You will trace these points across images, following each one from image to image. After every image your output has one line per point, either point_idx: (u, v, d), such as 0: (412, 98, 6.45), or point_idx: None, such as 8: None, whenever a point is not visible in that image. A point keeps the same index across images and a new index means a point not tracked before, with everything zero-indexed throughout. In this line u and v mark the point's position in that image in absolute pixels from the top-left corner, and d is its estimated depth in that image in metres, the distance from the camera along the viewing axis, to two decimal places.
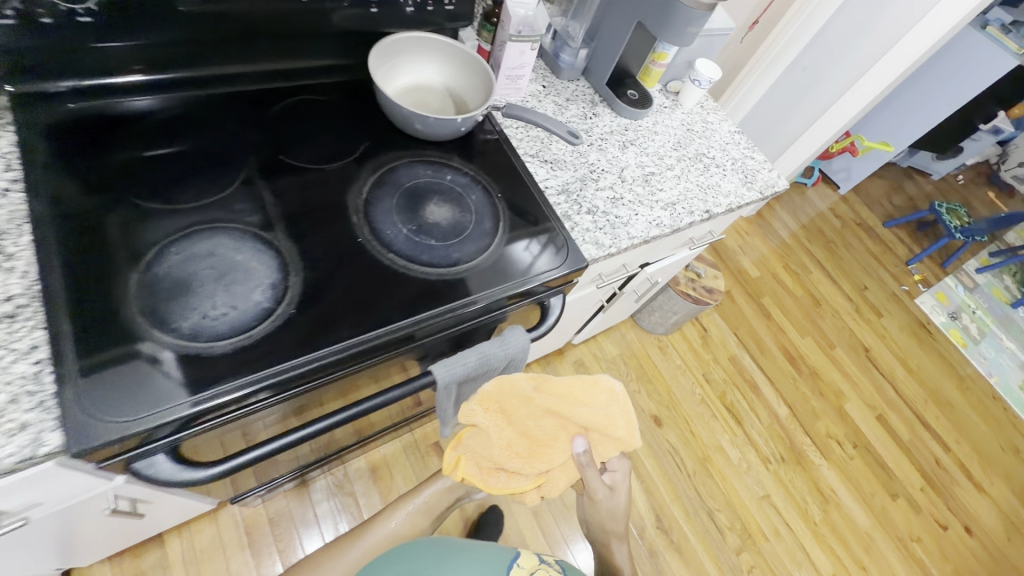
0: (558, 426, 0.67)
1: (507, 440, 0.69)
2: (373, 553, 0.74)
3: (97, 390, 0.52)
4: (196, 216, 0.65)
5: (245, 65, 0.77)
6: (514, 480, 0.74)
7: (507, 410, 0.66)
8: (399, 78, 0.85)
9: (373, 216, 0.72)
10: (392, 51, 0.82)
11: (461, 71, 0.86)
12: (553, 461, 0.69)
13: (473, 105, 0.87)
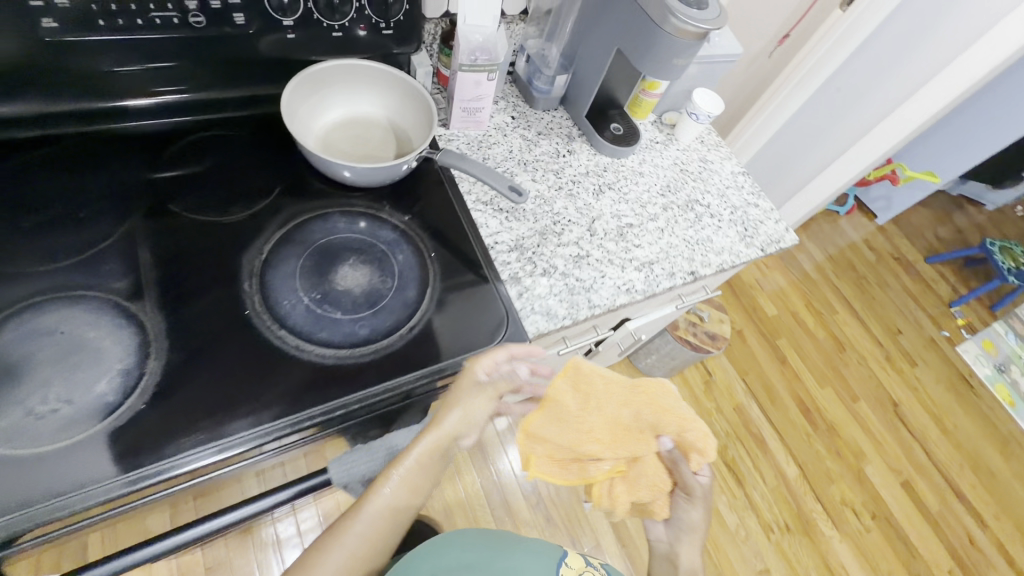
0: (651, 411, 0.61)
1: (590, 425, 0.63)
2: (379, 532, 0.57)
3: None
4: (50, 281, 0.55)
5: (134, 99, 0.65)
6: (592, 474, 0.65)
7: (599, 381, 0.63)
8: (334, 110, 0.74)
9: (269, 281, 0.61)
10: (321, 80, 0.70)
11: (404, 103, 0.74)
12: (641, 453, 0.62)
13: (416, 143, 0.75)
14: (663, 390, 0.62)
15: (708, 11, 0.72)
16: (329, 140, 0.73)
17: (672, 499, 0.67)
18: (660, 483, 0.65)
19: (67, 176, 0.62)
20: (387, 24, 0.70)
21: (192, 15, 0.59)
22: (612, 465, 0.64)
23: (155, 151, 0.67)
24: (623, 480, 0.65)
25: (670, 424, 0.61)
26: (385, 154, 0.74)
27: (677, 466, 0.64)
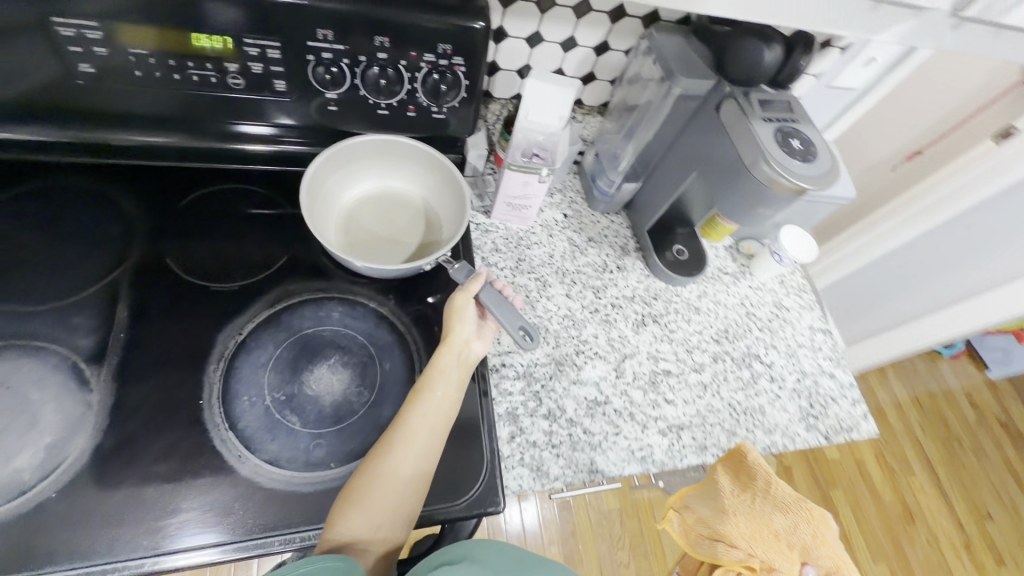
0: (810, 530, 0.57)
1: (740, 514, 0.59)
2: (413, 437, 0.52)
3: None
4: (17, 327, 0.53)
5: (164, 142, 0.63)
6: (719, 556, 0.57)
7: (767, 479, 0.60)
8: (371, 181, 0.69)
9: (235, 371, 0.55)
10: (359, 150, 0.65)
11: (444, 189, 0.68)
12: (780, 565, 0.54)
13: (445, 233, 0.67)
14: (822, 521, 0.58)
15: (816, 163, 0.60)
16: (354, 214, 0.67)
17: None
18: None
19: (63, 210, 0.60)
20: (439, 108, 0.64)
21: (231, 77, 0.57)
22: (743, 557, 0.55)
23: (158, 198, 0.63)
24: None
25: (825, 555, 0.55)
26: (409, 239, 0.67)
27: None
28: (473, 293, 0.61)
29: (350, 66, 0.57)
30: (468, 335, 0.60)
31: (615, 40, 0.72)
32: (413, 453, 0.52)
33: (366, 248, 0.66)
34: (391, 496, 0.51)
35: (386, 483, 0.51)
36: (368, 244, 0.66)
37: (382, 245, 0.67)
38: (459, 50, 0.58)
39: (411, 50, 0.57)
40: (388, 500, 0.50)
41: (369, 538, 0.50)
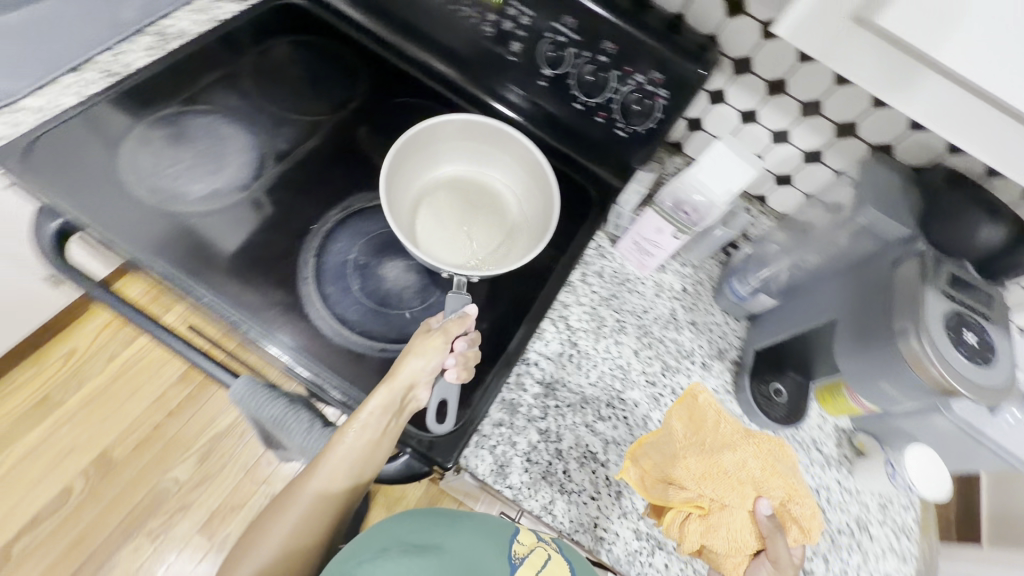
0: (757, 465, 0.57)
1: (688, 455, 0.58)
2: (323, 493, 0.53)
3: (58, 150, 0.62)
4: (258, 115, 0.72)
5: (419, 53, 0.79)
6: (671, 500, 0.56)
7: (714, 422, 0.60)
8: (469, 169, 0.77)
9: (343, 227, 0.66)
10: (474, 134, 0.72)
11: (535, 200, 0.73)
12: (731, 501, 0.55)
13: (518, 239, 0.73)
14: (773, 451, 0.59)
15: (988, 368, 0.49)
16: (438, 189, 0.75)
17: (752, 567, 0.56)
18: (742, 548, 0.55)
19: (333, 64, 0.80)
20: (624, 126, 0.68)
21: (485, 23, 0.68)
22: (694, 498, 0.55)
23: (389, 88, 0.79)
24: (711, 529, 0.55)
25: (776, 485, 0.57)
26: (480, 235, 0.73)
27: (771, 536, 0.55)
28: (447, 334, 0.58)
29: (572, 55, 0.65)
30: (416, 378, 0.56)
31: (831, 153, 0.68)
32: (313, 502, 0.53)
33: (432, 222, 0.73)
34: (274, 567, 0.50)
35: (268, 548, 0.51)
36: (437, 221, 0.73)
37: (448, 228, 0.73)
38: (667, 83, 0.62)
39: (627, 65, 0.63)
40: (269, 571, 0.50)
41: None
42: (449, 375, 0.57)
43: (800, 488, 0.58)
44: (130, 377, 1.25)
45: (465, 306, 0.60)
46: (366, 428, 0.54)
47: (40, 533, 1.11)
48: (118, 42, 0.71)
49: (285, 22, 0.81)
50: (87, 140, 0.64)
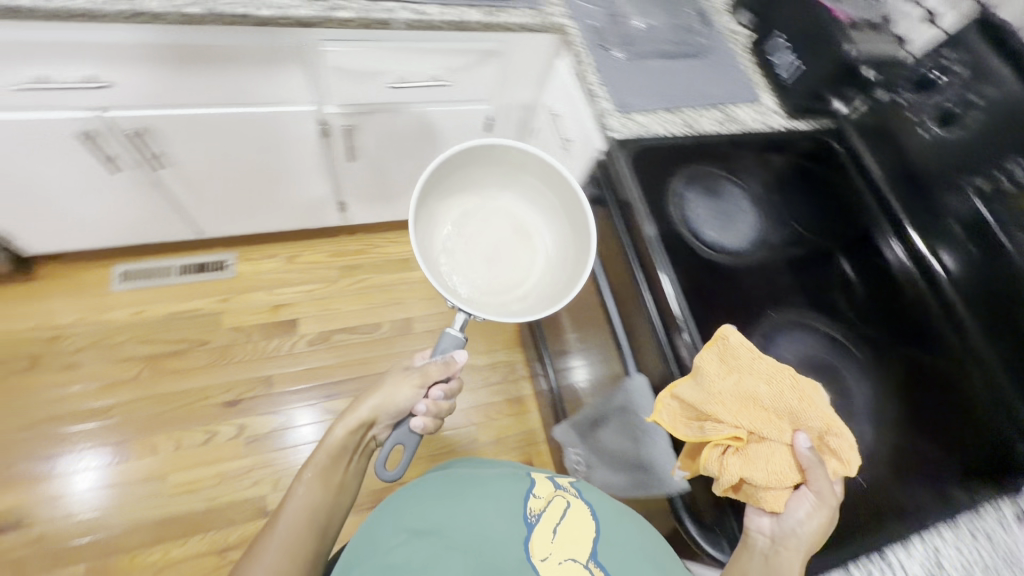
0: (795, 395, 0.56)
1: (722, 391, 0.58)
2: (307, 508, 0.66)
3: (643, 153, 0.83)
4: (765, 208, 0.86)
5: (916, 232, 0.86)
6: (708, 435, 0.56)
7: (749, 359, 0.58)
8: (517, 209, 0.86)
9: (786, 331, 0.77)
10: (539, 175, 0.81)
11: (559, 259, 0.82)
12: (769, 432, 0.55)
13: (529, 280, 0.83)
14: (807, 384, 0.57)
15: None
16: (476, 210, 0.85)
17: (794, 501, 0.55)
18: (783, 480, 0.54)
19: (832, 202, 0.93)
20: None
21: None
22: (732, 430, 0.55)
23: (866, 245, 0.89)
24: (750, 468, 0.55)
25: (814, 416, 0.55)
26: (503, 268, 0.83)
27: (812, 470, 0.54)
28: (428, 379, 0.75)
29: None
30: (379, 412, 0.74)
31: None
32: (301, 513, 0.65)
33: (459, 238, 0.83)
34: (280, 563, 0.60)
35: (274, 550, 0.61)
36: (464, 239, 0.83)
37: (470, 246, 0.83)
38: None
39: None
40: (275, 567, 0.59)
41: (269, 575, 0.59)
42: (417, 420, 0.74)
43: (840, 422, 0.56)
44: None
45: (453, 355, 0.76)
46: (327, 461, 0.70)
47: (351, 338, 1.43)
48: (701, 107, 0.92)
49: (817, 147, 0.94)
50: (656, 157, 0.84)
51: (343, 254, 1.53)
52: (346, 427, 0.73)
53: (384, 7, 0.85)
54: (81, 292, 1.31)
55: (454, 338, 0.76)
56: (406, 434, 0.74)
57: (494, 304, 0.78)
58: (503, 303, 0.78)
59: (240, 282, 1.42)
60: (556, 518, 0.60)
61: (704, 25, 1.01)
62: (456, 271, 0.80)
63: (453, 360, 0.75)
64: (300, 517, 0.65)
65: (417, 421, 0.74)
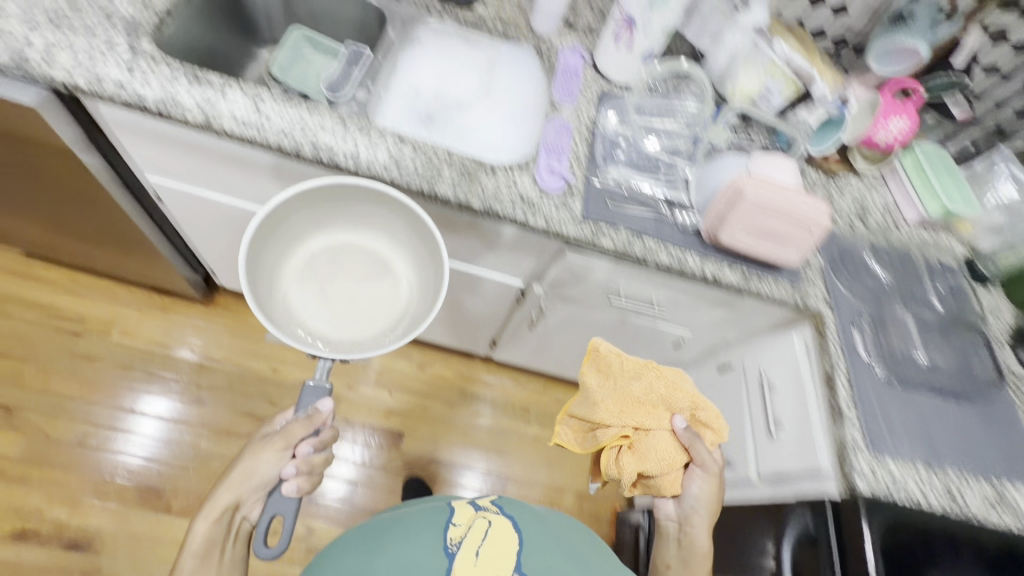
0: (664, 387, 0.86)
1: (608, 399, 0.86)
2: None
3: (892, 526, 0.70)
4: None
5: None
6: (603, 439, 0.86)
7: (617, 364, 0.88)
8: (368, 240, 0.82)
9: None
10: (367, 202, 0.75)
11: (423, 284, 0.80)
12: (649, 424, 0.85)
13: (405, 310, 0.80)
14: (672, 375, 0.87)
15: None
16: (328, 249, 0.81)
17: (688, 478, 0.87)
18: (670, 462, 0.84)
19: None
20: None
21: None
22: (620, 430, 0.85)
23: None
24: (643, 454, 0.85)
25: (678, 399, 0.86)
26: (367, 308, 0.81)
27: (693, 442, 0.85)
28: (293, 438, 0.70)
29: None
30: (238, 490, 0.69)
31: None
32: None
33: (315, 289, 0.81)
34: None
35: None
36: (319, 283, 0.81)
37: (328, 288, 0.81)
38: None
39: None
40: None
41: None
42: (288, 483, 0.69)
43: (702, 401, 0.86)
44: (563, 454, 1.47)
45: (319, 407, 0.71)
46: (197, 560, 0.67)
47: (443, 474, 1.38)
48: (971, 475, 0.75)
49: None
50: (905, 535, 0.69)
51: (471, 379, 1.49)
52: (217, 521, 0.68)
53: (644, 244, 0.82)
54: (242, 331, 1.38)
55: (317, 388, 0.71)
56: (283, 500, 0.70)
57: (358, 341, 0.78)
58: (372, 339, 0.78)
59: (370, 371, 1.43)
60: (476, 542, 0.71)
61: (986, 359, 0.85)
62: (312, 319, 0.78)
63: (317, 411, 0.71)
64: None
65: (290, 485, 0.69)
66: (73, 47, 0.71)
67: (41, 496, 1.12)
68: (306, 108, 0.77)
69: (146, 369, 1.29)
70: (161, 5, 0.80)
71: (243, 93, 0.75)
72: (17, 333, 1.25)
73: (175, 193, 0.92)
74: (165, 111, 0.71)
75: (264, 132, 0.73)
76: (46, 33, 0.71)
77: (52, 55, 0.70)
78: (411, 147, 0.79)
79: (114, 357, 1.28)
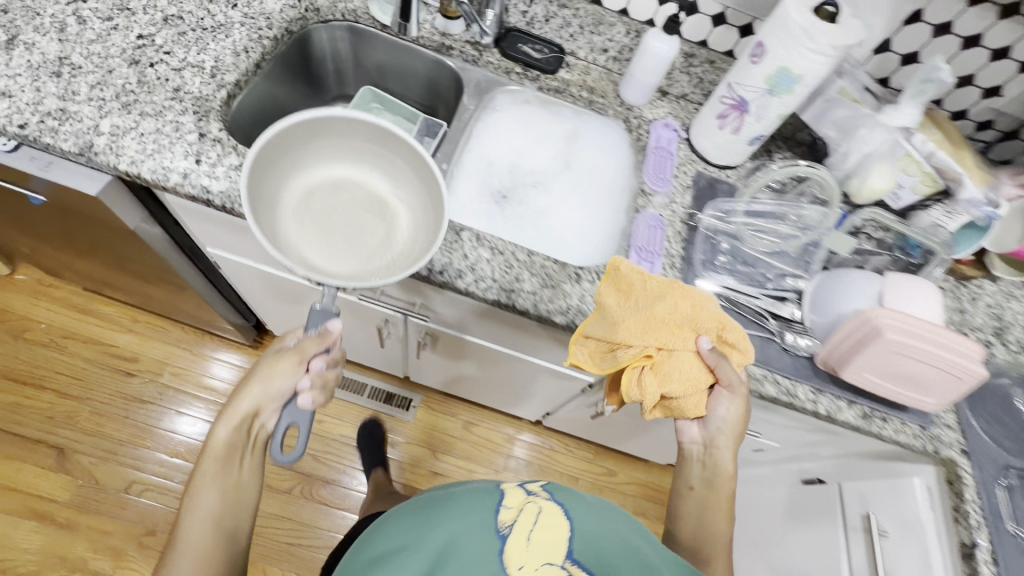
0: (690, 307, 0.66)
1: (628, 320, 0.65)
2: (201, 542, 0.58)
3: None
4: None
5: None
6: (622, 360, 0.64)
7: (642, 283, 0.66)
8: (372, 180, 0.73)
9: None
10: (371, 135, 0.68)
11: (423, 229, 0.69)
12: (675, 344, 0.65)
13: (401, 256, 0.68)
14: (699, 295, 0.68)
15: None
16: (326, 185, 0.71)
17: (716, 402, 0.69)
18: (696, 384, 0.65)
19: None
20: None
21: None
22: (642, 350, 0.64)
23: None
24: (668, 379, 0.65)
25: (707, 321, 0.66)
26: (361, 252, 0.68)
27: (721, 364, 0.66)
28: (303, 352, 0.61)
29: None
30: (252, 400, 0.62)
31: None
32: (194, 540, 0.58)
33: (308, 224, 0.69)
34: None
35: None
36: (315, 223, 0.70)
37: (321, 225, 0.69)
38: None
39: None
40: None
41: None
42: (303, 396, 0.61)
43: (731, 321, 0.67)
44: None
45: (329, 327, 0.61)
46: (218, 463, 0.61)
47: None
48: None
49: None
50: None
51: (519, 443, 1.41)
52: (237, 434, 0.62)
53: (748, 371, 0.72)
54: None
55: (326, 309, 0.61)
56: (296, 413, 0.61)
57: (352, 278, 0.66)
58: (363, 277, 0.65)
59: (415, 429, 1.37)
60: (535, 524, 0.50)
61: None
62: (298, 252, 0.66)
63: (327, 330, 0.61)
64: (196, 555, 0.57)
65: (304, 399, 0.61)
66: (141, 131, 0.67)
67: (86, 544, 1.12)
68: None
69: (191, 414, 1.27)
70: (232, 79, 0.74)
71: None
72: (74, 371, 1.25)
73: (234, 265, 0.88)
74: (230, 207, 0.66)
75: None
76: (115, 115, 0.67)
77: (119, 141, 0.66)
78: (488, 248, 0.71)
79: (164, 400, 1.26)
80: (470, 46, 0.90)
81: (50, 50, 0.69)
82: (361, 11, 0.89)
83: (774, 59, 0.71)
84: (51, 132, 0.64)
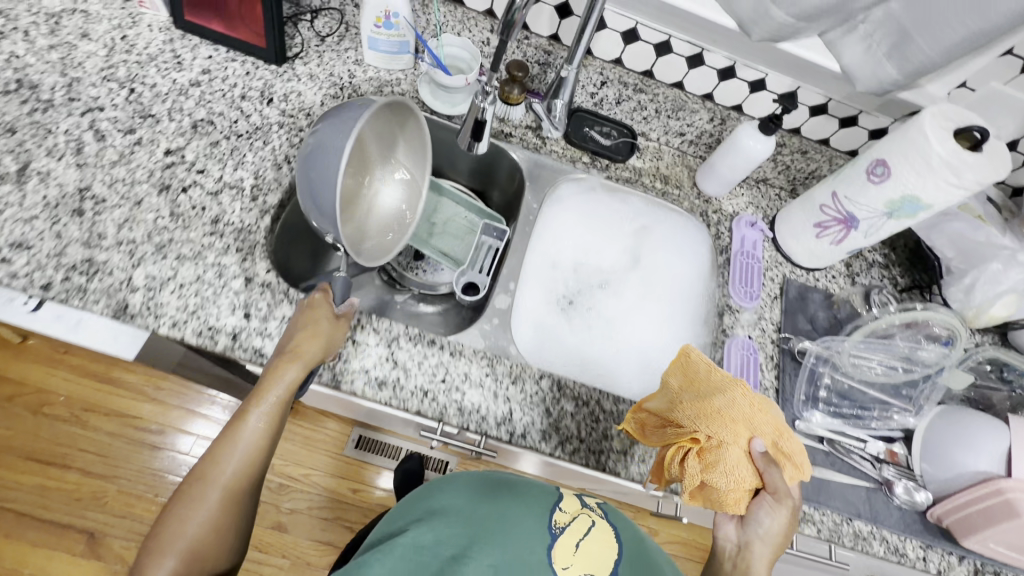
0: (746, 404, 0.57)
1: (681, 403, 0.58)
2: (248, 457, 0.53)
3: None
4: None
5: None
6: (670, 438, 0.57)
7: (707, 375, 0.59)
8: (375, 155, 0.76)
9: None
10: (417, 161, 0.76)
11: (372, 231, 0.76)
12: (726, 437, 0.55)
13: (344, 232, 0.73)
14: (759, 399, 0.59)
15: None
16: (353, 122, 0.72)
17: (760, 508, 0.56)
18: (740, 483, 0.54)
19: None
20: None
21: None
22: (690, 433, 0.56)
23: None
24: (713, 471, 0.54)
25: (763, 423, 0.57)
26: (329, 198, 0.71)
27: (770, 470, 0.55)
28: (342, 317, 0.60)
29: None
30: (308, 348, 0.56)
31: None
32: (248, 457, 0.53)
33: None
34: (203, 526, 0.49)
35: (211, 505, 0.50)
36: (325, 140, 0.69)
37: None
38: None
39: None
40: (195, 531, 0.48)
41: (213, 520, 0.49)
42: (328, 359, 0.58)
43: (791, 434, 0.58)
44: None
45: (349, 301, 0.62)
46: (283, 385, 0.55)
47: None
48: None
49: None
50: None
51: None
52: (305, 365, 0.55)
53: (854, 529, 0.66)
54: (319, 447, 1.29)
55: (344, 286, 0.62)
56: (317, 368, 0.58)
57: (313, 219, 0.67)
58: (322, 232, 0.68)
59: None
60: (582, 534, 0.54)
61: None
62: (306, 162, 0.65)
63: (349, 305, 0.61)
64: (244, 462, 0.53)
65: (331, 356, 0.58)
66: (181, 281, 0.58)
67: None
68: (449, 350, 0.63)
69: None
70: (275, 201, 0.65)
71: (377, 334, 0.62)
72: (99, 447, 1.19)
73: None
74: None
75: (402, 394, 0.60)
76: (149, 262, 0.58)
77: (157, 296, 0.57)
78: (572, 399, 0.64)
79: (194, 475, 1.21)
80: (532, 132, 0.81)
81: (68, 179, 0.60)
82: (409, 94, 0.77)
83: (899, 185, 0.62)
84: (79, 292, 0.56)
